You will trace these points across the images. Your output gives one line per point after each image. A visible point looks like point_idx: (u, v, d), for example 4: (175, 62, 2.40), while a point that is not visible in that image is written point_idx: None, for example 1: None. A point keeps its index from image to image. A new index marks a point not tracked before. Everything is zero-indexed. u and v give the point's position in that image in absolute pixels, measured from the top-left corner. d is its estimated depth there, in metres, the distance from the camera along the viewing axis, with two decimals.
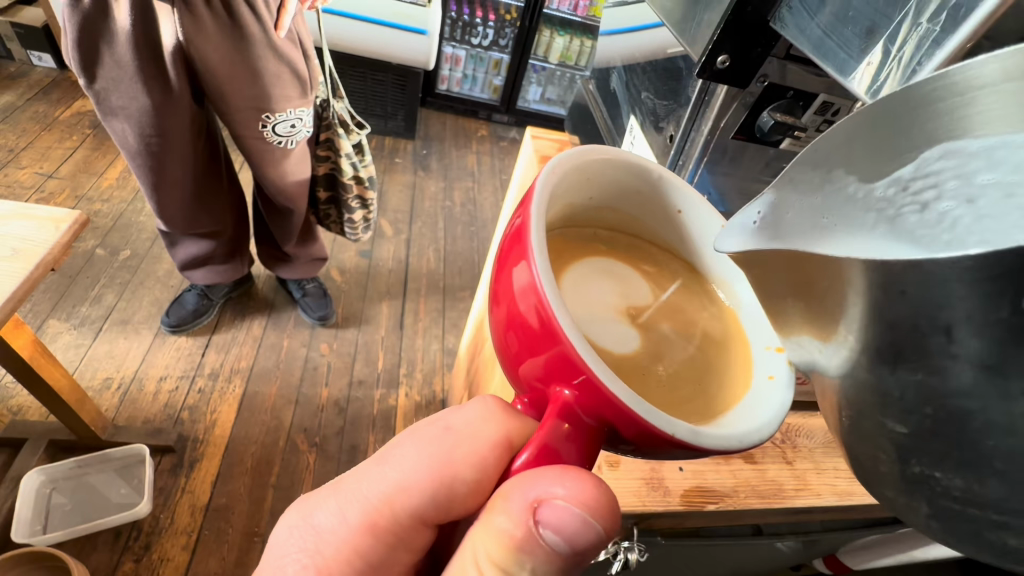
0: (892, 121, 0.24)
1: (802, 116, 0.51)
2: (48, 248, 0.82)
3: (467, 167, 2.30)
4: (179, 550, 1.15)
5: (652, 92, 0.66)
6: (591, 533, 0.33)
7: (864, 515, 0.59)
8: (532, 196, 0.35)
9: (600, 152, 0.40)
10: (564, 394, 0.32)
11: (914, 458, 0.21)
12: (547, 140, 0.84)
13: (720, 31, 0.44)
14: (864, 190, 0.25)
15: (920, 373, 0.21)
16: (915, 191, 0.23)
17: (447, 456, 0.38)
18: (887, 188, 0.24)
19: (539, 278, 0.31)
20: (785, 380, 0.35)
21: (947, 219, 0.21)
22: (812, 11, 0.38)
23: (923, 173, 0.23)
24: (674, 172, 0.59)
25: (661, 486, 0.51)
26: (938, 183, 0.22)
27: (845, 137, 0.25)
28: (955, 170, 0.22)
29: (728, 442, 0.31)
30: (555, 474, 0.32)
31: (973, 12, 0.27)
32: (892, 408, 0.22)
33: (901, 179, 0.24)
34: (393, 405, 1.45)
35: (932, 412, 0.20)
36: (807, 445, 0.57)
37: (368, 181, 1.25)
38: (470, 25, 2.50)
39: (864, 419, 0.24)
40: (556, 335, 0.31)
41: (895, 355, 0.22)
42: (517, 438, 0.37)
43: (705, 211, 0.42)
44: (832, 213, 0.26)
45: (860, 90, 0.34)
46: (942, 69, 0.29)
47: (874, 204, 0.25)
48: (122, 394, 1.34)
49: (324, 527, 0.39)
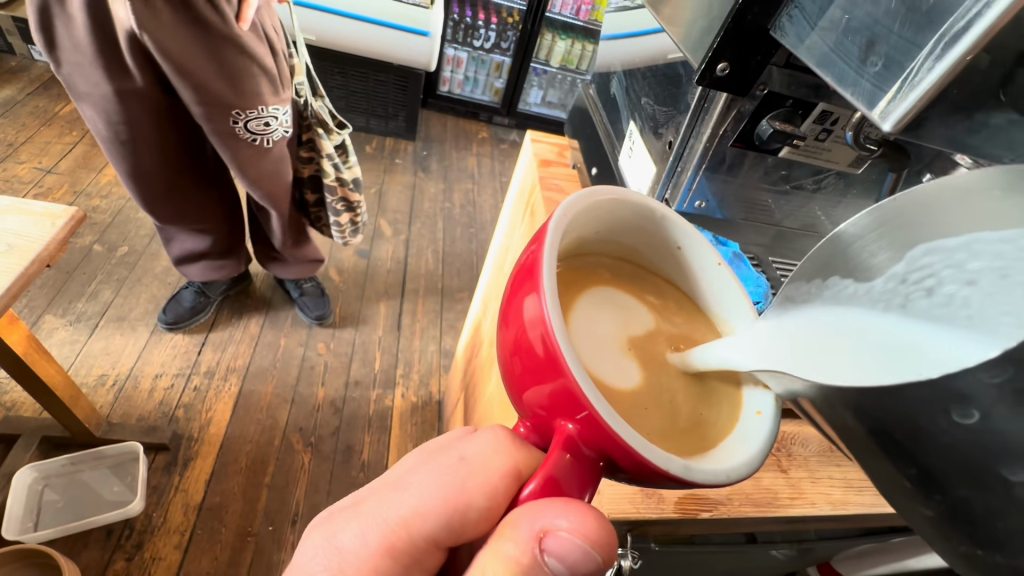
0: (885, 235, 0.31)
1: (801, 125, 0.51)
2: (43, 244, 0.81)
3: (467, 169, 2.30)
4: (171, 549, 1.14)
5: (652, 99, 0.66)
6: (591, 563, 0.33)
7: (858, 524, 0.59)
8: (545, 232, 0.36)
9: (608, 192, 0.40)
10: (568, 428, 0.33)
11: (957, 537, 0.24)
12: (547, 144, 0.85)
13: (719, 40, 0.44)
14: (866, 287, 0.32)
15: (914, 468, 0.24)
16: (915, 281, 0.29)
17: (461, 483, 0.37)
18: (888, 283, 0.31)
19: (548, 313, 0.32)
20: (771, 417, 0.37)
21: (956, 298, 0.26)
22: (811, 19, 0.38)
23: (917, 267, 0.29)
24: (671, 179, 0.59)
25: (656, 493, 0.51)
26: (935, 273, 0.28)
27: (823, 254, 0.34)
28: (944, 262, 0.28)
29: (718, 477, 0.33)
30: (558, 506, 0.32)
31: (970, 25, 0.27)
32: (913, 494, 0.25)
33: (897, 275, 0.31)
34: (389, 406, 1.45)
35: (943, 498, 0.24)
36: (802, 454, 0.56)
37: (353, 182, 1.25)
38: (472, 28, 2.51)
39: (900, 501, 0.27)
40: (561, 368, 0.32)
41: (890, 448, 0.25)
42: (525, 468, 0.37)
43: (704, 250, 0.43)
44: (836, 309, 0.33)
45: (862, 100, 0.34)
46: (939, 83, 0.29)
47: (878, 297, 0.31)
48: (117, 391, 1.33)
49: (347, 547, 0.39)
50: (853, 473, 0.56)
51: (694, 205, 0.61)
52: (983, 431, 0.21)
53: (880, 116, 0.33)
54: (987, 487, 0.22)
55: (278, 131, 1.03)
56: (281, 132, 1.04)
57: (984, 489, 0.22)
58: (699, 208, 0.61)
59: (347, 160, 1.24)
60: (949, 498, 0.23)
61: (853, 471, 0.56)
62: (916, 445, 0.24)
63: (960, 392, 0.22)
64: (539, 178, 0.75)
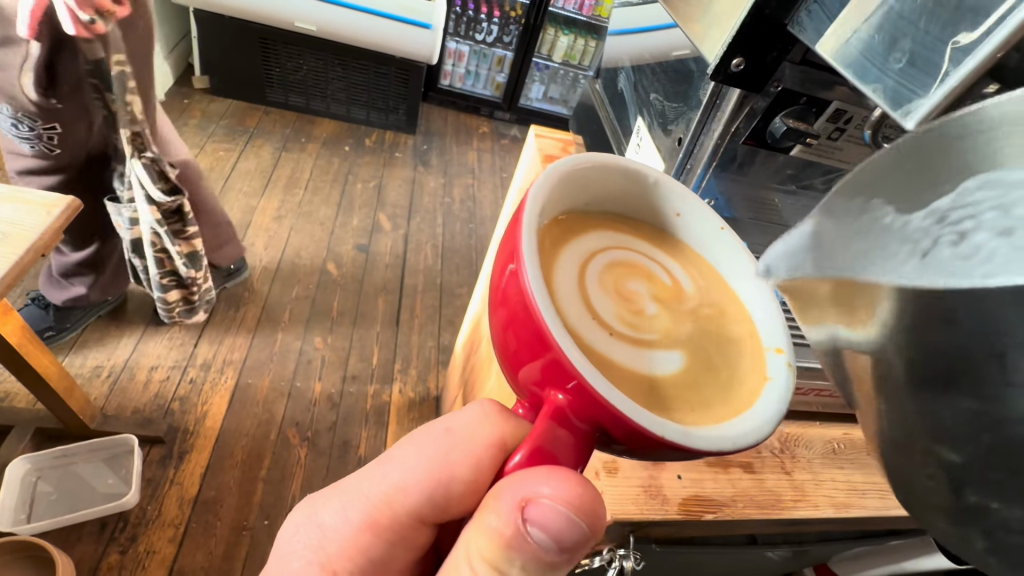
0: (921, 158, 0.23)
1: (814, 123, 0.51)
2: (38, 233, 0.80)
3: (467, 163, 2.29)
4: (165, 542, 1.14)
5: (660, 95, 0.65)
6: (577, 531, 0.33)
7: (861, 527, 0.59)
8: (524, 207, 0.35)
9: (595, 161, 0.40)
10: (558, 398, 0.32)
11: (968, 487, 0.23)
12: (551, 139, 0.83)
13: (735, 35, 0.44)
14: (901, 222, 0.24)
15: (972, 401, 0.22)
16: (952, 223, 0.22)
17: (444, 456, 0.38)
18: (922, 220, 0.23)
19: (530, 285, 0.32)
20: (784, 385, 0.35)
21: (982, 251, 0.21)
22: (832, 14, 0.37)
23: (962, 204, 0.22)
24: (680, 176, 0.58)
25: (660, 494, 0.50)
26: (976, 215, 0.21)
27: (874, 170, 0.25)
28: (994, 202, 0.21)
29: (722, 443, 0.31)
30: (543, 474, 0.32)
31: (1004, 22, 0.27)
32: (943, 437, 0.23)
33: (938, 210, 0.23)
34: (386, 401, 1.44)
35: (989, 439, 0.21)
36: (806, 456, 0.56)
37: (189, 257, 1.16)
38: (475, 21, 2.48)
39: (913, 447, 0.25)
40: (547, 342, 0.31)
41: (946, 379, 0.23)
42: (512, 439, 0.36)
43: (702, 211, 0.43)
44: (869, 242, 0.26)
45: (880, 93, 0.34)
46: (969, 78, 0.29)
47: (910, 235, 0.24)
48: (112, 383, 1.32)
49: (329, 525, 0.40)
50: (857, 476, 0.56)
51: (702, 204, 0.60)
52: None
53: (903, 114, 0.33)
54: None
55: (27, 137, 0.98)
56: (30, 140, 0.98)
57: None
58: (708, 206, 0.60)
59: (184, 229, 1.12)
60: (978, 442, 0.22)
61: (856, 474, 0.56)
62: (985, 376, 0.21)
63: None
64: None
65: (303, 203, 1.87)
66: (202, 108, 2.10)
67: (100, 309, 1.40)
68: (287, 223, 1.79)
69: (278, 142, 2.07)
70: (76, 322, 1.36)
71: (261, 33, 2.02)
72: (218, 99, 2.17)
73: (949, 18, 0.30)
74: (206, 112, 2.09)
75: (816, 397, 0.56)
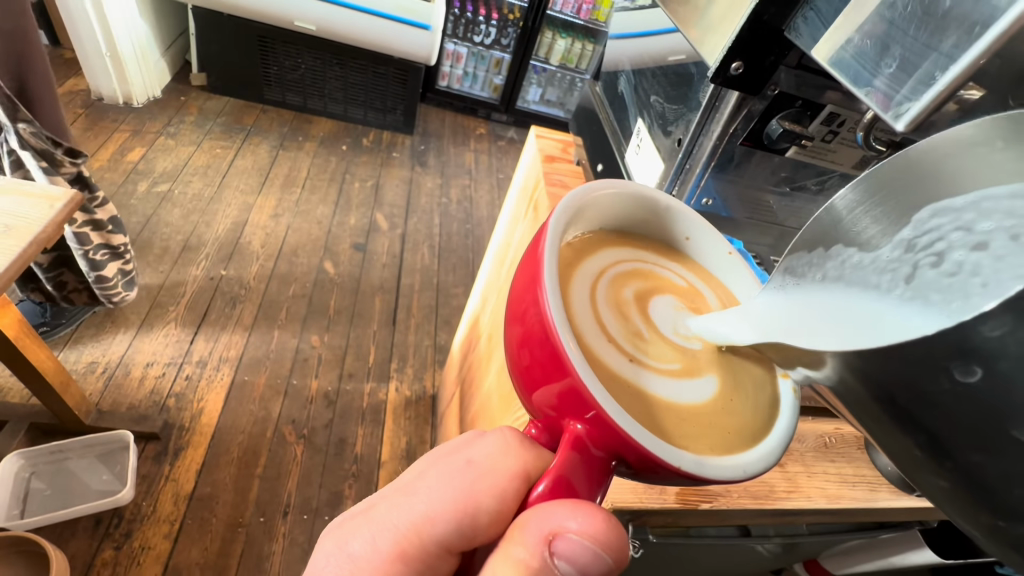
0: (871, 207, 0.33)
1: (809, 125, 0.53)
2: (43, 226, 0.80)
3: (464, 164, 2.30)
4: (160, 538, 1.13)
5: (661, 97, 0.67)
6: (602, 564, 0.34)
7: (850, 519, 0.61)
8: (543, 233, 0.37)
9: (611, 186, 0.42)
10: (577, 428, 0.33)
11: (978, 508, 0.23)
12: (551, 140, 0.84)
13: (734, 40, 0.45)
14: (870, 256, 0.32)
15: (924, 434, 0.23)
16: (923, 246, 0.29)
17: (470, 486, 0.38)
18: (893, 250, 0.31)
19: (550, 315, 0.33)
20: (787, 410, 0.38)
21: (965, 264, 0.26)
22: (827, 20, 0.39)
23: (924, 231, 0.30)
24: (679, 176, 0.59)
25: (658, 484, 0.51)
26: (942, 236, 0.29)
27: (825, 223, 0.35)
28: (952, 222, 0.28)
29: (732, 472, 0.33)
30: (568, 508, 0.33)
31: (987, 32, 0.29)
32: (926, 464, 0.24)
33: (903, 241, 0.31)
34: (383, 400, 1.45)
35: (954, 465, 0.23)
36: (799, 449, 0.58)
37: (110, 223, 1.22)
38: (473, 23, 2.50)
39: (913, 470, 0.26)
40: (566, 368, 0.32)
41: (903, 416, 0.24)
42: (534, 470, 0.37)
43: (711, 236, 0.45)
44: (843, 278, 0.33)
45: (872, 98, 0.36)
46: (955, 84, 0.31)
47: (885, 264, 0.31)
48: (107, 379, 1.32)
49: (359, 554, 0.38)
50: (847, 469, 0.58)
51: (700, 203, 0.62)
52: (988, 389, 0.21)
53: (894, 117, 0.35)
54: (1007, 453, 0.21)
55: None
56: None
57: (997, 453, 0.21)
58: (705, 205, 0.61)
59: (94, 196, 1.18)
60: (958, 465, 0.22)
61: (847, 467, 0.58)
62: (924, 409, 0.23)
63: (966, 346, 0.21)
64: (543, 174, 0.75)
65: (299, 202, 1.87)
66: (199, 105, 2.10)
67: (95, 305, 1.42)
68: (284, 221, 1.79)
69: (276, 141, 2.07)
70: (71, 318, 1.37)
71: (260, 32, 2.02)
72: (215, 97, 2.17)
73: (935, 28, 0.32)
74: (203, 109, 2.09)
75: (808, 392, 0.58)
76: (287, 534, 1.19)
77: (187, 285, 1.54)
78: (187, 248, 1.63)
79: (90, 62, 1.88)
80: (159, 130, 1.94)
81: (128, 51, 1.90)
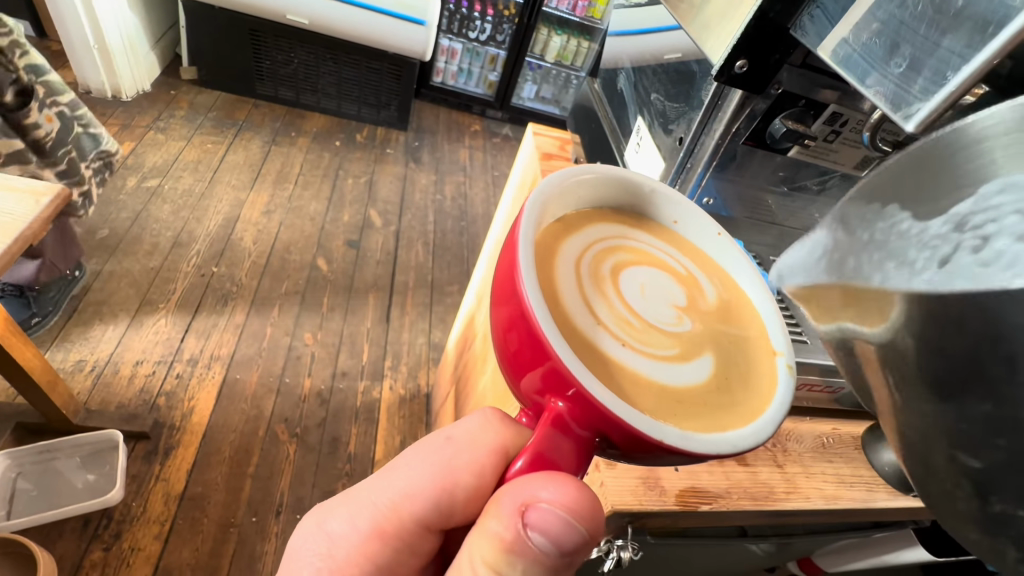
0: (933, 163, 0.26)
1: (812, 124, 0.53)
2: (28, 222, 0.78)
3: (459, 161, 2.29)
4: (151, 539, 1.12)
5: (662, 94, 0.66)
6: (576, 535, 0.33)
7: (847, 519, 0.60)
8: (521, 218, 0.36)
9: (590, 171, 0.42)
10: (557, 405, 0.32)
11: (995, 495, 0.24)
12: (548, 137, 0.83)
13: (739, 38, 0.45)
14: (920, 227, 0.27)
15: (989, 405, 0.23)
16: (974, 227, 0.24)
17: (448, 463, 0.38)
18: (943, 226, 0.26)
19: (528, 298, 0.32)
20: (785, 390, 0.37)
21: (1004, 255, 0.23)
22: (835, 16, 0.38)
23: (984, 208, 0.24)
24: (679, 175, 0.59)
25: (658, 486, 0.51)
26: (997, 218, 0.23)
27: (891, 174, 0.28)
28: (1016, 205, 0.23)
29: (722, 447, 0.32)
30: (543, 478, 0.33)
31: (1000, 33, 0.28)
32: (962, 442, 0.24)
33: (956, 215, 0.25)
34: (376, 398, 1.44)
35: (1005, 444, 0.22)
36: (797, 449, 0.58)
37: None
38: (468, 19, 2.46)
39: (931, 452, 0.26)
40: (546, 351, 0.31)
41: (961, 386, 0.24)
42: (513, 447, 0.36)
43: (698, 218, 0.45)
44: (889, 246, 0.28)
45: (879, 99, 0.36)
46: (967, 84, 0.30)
47: (928, 239, 0.26)
48: (95, 377, 1.30)
49: (337, 533, 0.39)
50: (845, 469, 0.58)
51: (701, 202, 0.61)
52: None
53: (903, 117, 0.34)
54: None
55: None
56: None
57: None
58: (705, 205, 0.61)
59: None
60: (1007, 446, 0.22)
61: (844, 467, 0.58)
62: (1006, 374, 0.22)
63: None
64: (540, 172, 0.75)
65: (292, 198, 1.85)
66: (189, 99, 2.07)
67: (70, 288, 1.41)
68: (276, 218, 1.77)
69: (268, 136, 2.05)
70: (56, 304, 1.36)
71: (252, 25, 1.99)
72: (206, 92, 2.14)
73: (945, 28, 0.31)
74: (193, 103, 2.06)
75: (808, 392, 0.58)
76: (280, 533, 1.18)
77: (178, 281, 1.52)
78: (178, 244, 1.60)
79: (78, 56, 1.85)
80: (149, 125, 1.91)
81: (116, 43, 1.86)
